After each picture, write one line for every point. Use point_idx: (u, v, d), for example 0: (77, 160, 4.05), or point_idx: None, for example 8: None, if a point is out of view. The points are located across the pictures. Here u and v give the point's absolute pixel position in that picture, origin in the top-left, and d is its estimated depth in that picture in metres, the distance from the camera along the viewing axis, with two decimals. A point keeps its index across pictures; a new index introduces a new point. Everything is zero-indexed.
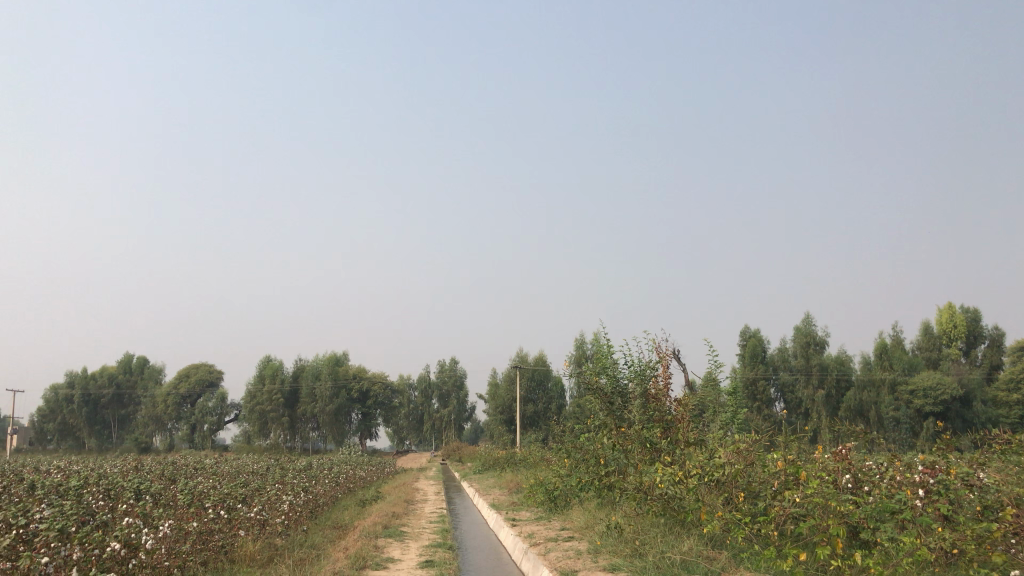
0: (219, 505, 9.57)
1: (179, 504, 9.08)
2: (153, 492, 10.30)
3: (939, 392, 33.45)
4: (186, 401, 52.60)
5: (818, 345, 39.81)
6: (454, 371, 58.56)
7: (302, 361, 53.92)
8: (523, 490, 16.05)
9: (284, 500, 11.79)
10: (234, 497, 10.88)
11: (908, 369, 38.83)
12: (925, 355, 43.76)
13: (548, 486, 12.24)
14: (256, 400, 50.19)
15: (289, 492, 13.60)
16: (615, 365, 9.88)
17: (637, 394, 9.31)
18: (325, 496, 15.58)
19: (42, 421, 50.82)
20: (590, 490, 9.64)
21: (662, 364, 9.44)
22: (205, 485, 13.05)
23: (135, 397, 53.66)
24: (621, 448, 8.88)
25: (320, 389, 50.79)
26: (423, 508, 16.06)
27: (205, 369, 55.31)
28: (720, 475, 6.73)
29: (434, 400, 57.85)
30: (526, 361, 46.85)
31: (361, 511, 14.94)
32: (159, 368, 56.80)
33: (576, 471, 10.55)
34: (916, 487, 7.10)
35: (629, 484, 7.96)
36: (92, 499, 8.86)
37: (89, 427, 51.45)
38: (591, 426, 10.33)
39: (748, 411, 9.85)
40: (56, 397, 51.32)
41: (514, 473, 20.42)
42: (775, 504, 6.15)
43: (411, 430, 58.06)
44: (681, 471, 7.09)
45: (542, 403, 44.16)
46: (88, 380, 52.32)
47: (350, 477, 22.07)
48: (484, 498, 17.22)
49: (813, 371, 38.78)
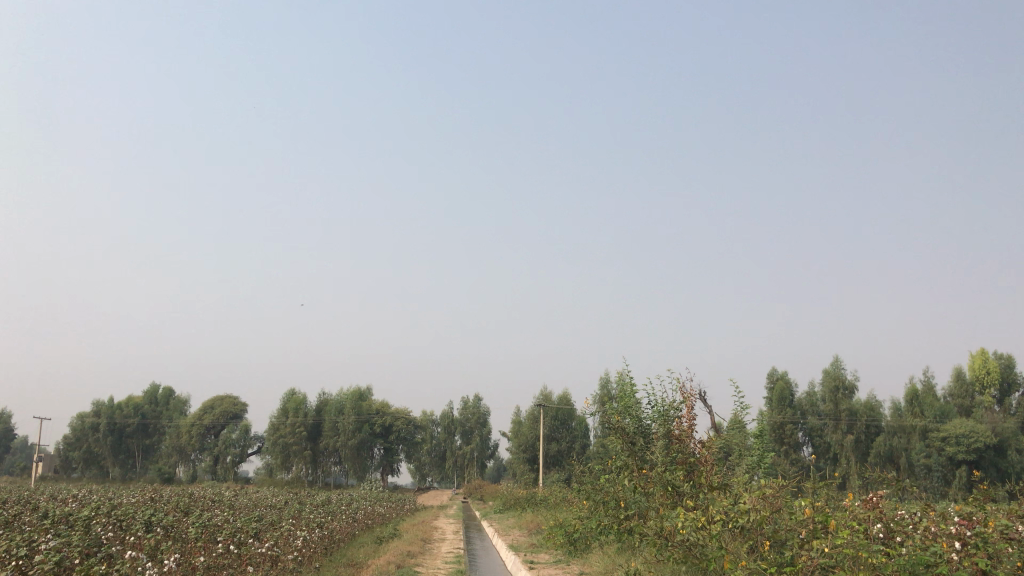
0: (230, 538, 9.40)
1: (189, 537, 8.94)
2: (166, 524, 10.16)
3: (972, 440, 32.58)
4: (210, 432, 52.68)
5: (847, 390, 39.12)
6: (478, 408, 58.20)
7: (326, 395, 53.89)
8: (543, 531, 15.74)
9: (298, 535, 11.60)
10: (247, 531, 10.72)
11: (939, 416, 37.99)
12: (957, 402, 42.84)
13: (567, 529, 11.95)
14: (278, 433, 50.14)
15: (304, 527, 13.41)
16: (638, 405, 9.65)
17: (660, 435, 9.05)
18: (341, 531, 15.35)
19: (67, 450, 51.12)
20: (609, 534, 9.35)
21: (687, 405, 9.18)
22: (222, 517, 12.92)
23: (159, 427, 53.75)
24: (642, 491, 8.60)
25: (342, 423, 50.66)
26: (440, 548, 15.80)
27: (230, 400, 54.88)
28: (745, 522, 6.46)
29: (456, 437, 57.49)
30: (550, 399, 46.41)
31: (379, 548, 14.69)
32: (185, 399, 57.07)
33: (596, 513, 10.27)
34: (951, 538, 6.76)
35: (650, 528, 7.68)
36: (101, 530, 8.74)
37: (113, 457, 51.63)
38: (612, 467, 10.06)
39: (775, 456, 9.55)
40: (82, 425, 51.59)
41: (535, 513, 20.09)
42: (802, 554, 5.89)
43: (433, 466, 57.67)
44: (704, 516, 6.82)
45: (566, 442, 43.68)
46: (114, 409, 52.66)
47: (368, 513, 21.84)
48: (503, 539, 16.92)
49: (841, 417, 38.02)
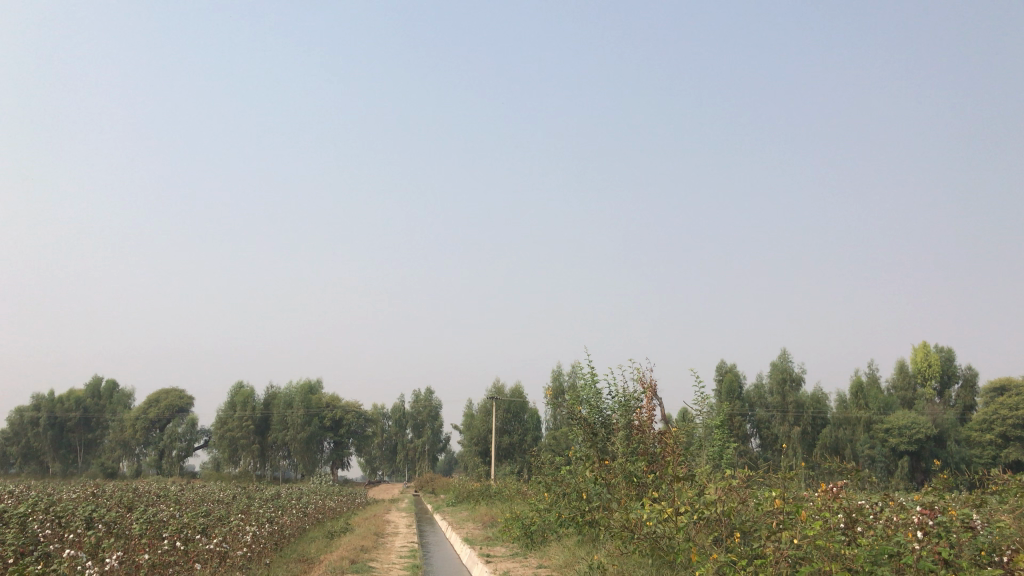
0: (176, 535, 9.01)
1: (132, 533, 8.54)
2: (108, 521, 9.74)
3: (914, 431, 33.21)
4: (155, 427, 51.41)
5: (794, 382, 39.71)
6: (429, 401, 57.88)
7: (275, 388, 53.04)
8: (497, 524, 15.61)
9: (247, 531, 11.22)
10: (194, 526, 10.32)
11: (883, 408, 38.76)
12: (900, 394, 43.81)
13: (524, 521, 11.79)
14: (226, 427, 49.18)
15: (252, 522, 13.00)
16: (598, 396, 9.52)
17: (621, 426, 8.95)
18: (290, 526, 14.97)
19: (4, 445, 49.44)
20: (570, 526, 9.21)
21: (647, 395, 9.10)
22: (166, 513, 12.48)
23: (102, 420, 52.33)
24: (603, 482, 8.45)
25: (292, 417, 49.89)
26: (393, 542, 15.55)
27: (176, 394, 53.56)
28: (711, 513, 6.33)
29: (408, 430, 57.09)
30: (502, 392, 46.26)
31: (330, 544, 14.36)
32: (129, 393, 55.64)
33: (555, 505, 10.11)
34: (914, 528, 6.71)
35: (614, 521, 7.51)
36: (38, 527, 8.28)
37: (54, 452, 50.08)
38: (571, 458, 9.93)
39: (735, 446, 9.51)
40: (21, 420, 49.96)
41: (488, 506, 19.94)
42: (769, 546, 5.78)
43: (384, 460, 57.20)
44: (669, 506, 6.67)
45: (518, 435, 43.58)
46: (54, 403, 51.10)
47: (318, 508, 21.41)
48: (457, 532, 16.76)
49: (788, 409, 38.58)
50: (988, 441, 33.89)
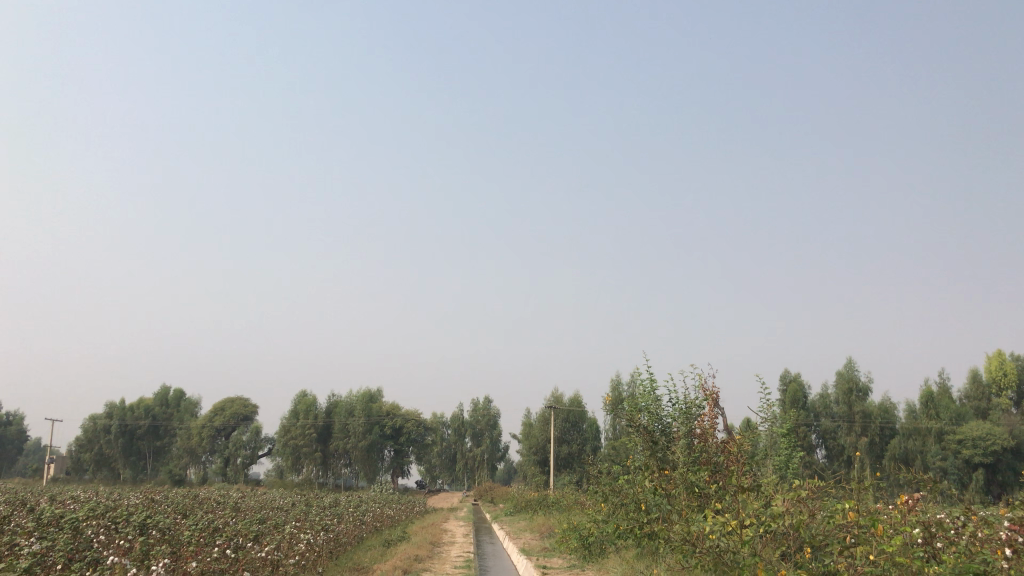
0: (228, 543, 8.93)
1: (183, 541, 8.47)
2: (163, 527, 9.69)
3: (989, 443, 31.89)
4: (220, 434, 52.24)
5: (862, 392, 38.46)
6: (488, 410, 57.89)
7: (336, 396, 53.58)
8: (555, 535, 15.26)
9: (301, 538, 11.10)
10: (247, 533, 10.23)
11: (955, 419, 37.30)
12: (973, 404, 42.12)
13: (581, 532, 11.45)
14: (289, 435, 49.82)
15: (309, 530, 12.91)
16: (657, 403, 9.11)
17: (681, 434, 8.57)
18: (348, 534, 14.90)
19: (78, 451, 50.88)
20: (628, 538, 8.86)
21: (710, 402, 8.71)
22: (224, 519, 12.46)
23: (170, 429, 53.19)
24: (663, 493, 8.11)
25: (353, 425, 50.26)
26: (449, 552, 15.35)
27: (241, 402, 54.46)
28: (780, 526, 5.91)
29: (467, 439, 57.13)
30: (561, 401, 45.89)
31: (386, 552, 14.22)
32: (195, 401, 56.76)
33: (613, 516, 9.76)
34: (1002, 545, 6.16)
35: (674, 534, 7.12)
36: (91, 533, 8.22)
37: (124, 458, 51.28)
38: (630, 468, 9.55)
39: (803, 455, 9.06)
40: (93, 427, 51.35)
41: (547, 516, 19.61)
42: (842, 563, 5.38)
43: (444, 468, 57.18)
44: (734, 517, 6.26)
45: (577, 444, 43.10)
46: (126, 411, 52.42)
47: (377, 516, 21.34)
48: (514, 543, 16.48)
49: (855, 419, 37.41)
50: None
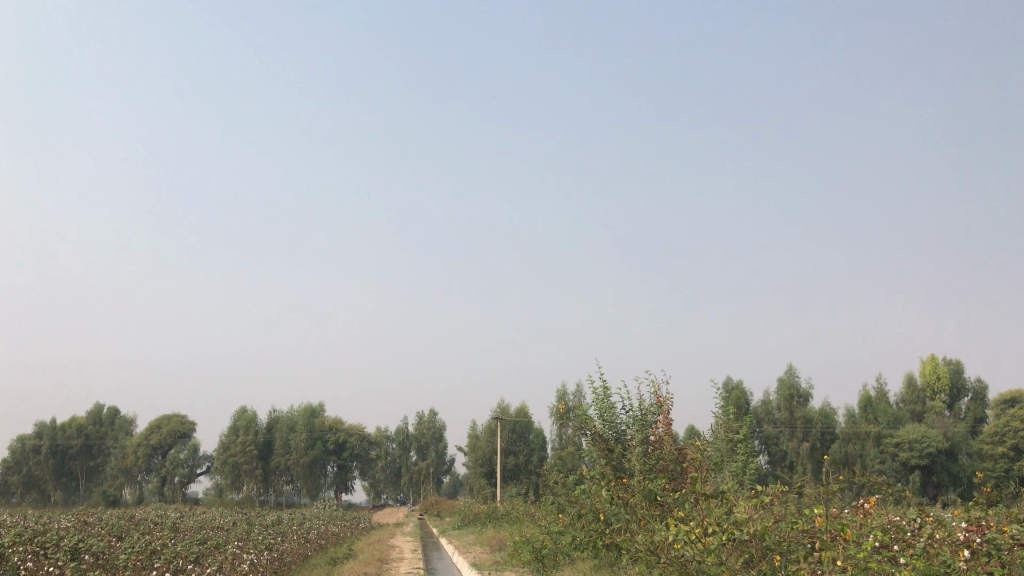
0: (167, 565, 8.47)
1: (117, 565, 7.99)
2: (96, 552, 9.15)
3: (925, 446, 32.68)
4: (156, 453, 50.69)
5: (802, 398, 39.02)
6: (433, 423, 57.33)
7: (278, 411, 52.41)
8: (506, 548, 15.00)
9: (244, 558, 10.63)
10: (187, 555, 9.74)
11: (892, 423, 38.11)
12: (908, 408, 43.12)
13: (534, 544, 11.23)
14: (228, 452, 48.52)
15: (252, 550, 12.43)
16: (612, 410, 8.95)
17: (638, 443, 8.42)
18: (291, 553, 14.37)
19: (6, 474, 48.84)
20: (585, 549, 8.67)
21: (665, 408, 8.59)
22: (161, 542, 11.88)
23: (103, 448, 52.04)
24: (620, 502, 7.96)
25: (295, 440, 49.25)
26: (398, 568, 14.96)
27: (178, 420, 52.79)
28: (743, 533, 5.78)
29: (412, 452, 56.53)
30: (507, 412, 45.63)
31: (333, 571, 13.74)
32: (130, 420, 55.02)
33: (568, 527, 9.56)
34: (960, 547, 6.10)
35: (633, 547, 6.95)
36: (18, 560, 7.70)
37: (55, 480, 49.28)
38: (585, 477, 9.36)
39: (755, 460, 9.00)
40: (22, 448, 49.33)
41: (496, 529, 19.39)
42: (806, 569, 5.28)
43: (388, 483, 56.44)
44: (698, 525, 6.11)
45: (524, 456, 42.89)
46: (57, 431, 50.53)
47: (320, 533, 20.77)
48: (464, 557, 16.16)
49: (796, 424, 37.91)
50: (1001, 453, 33.21)
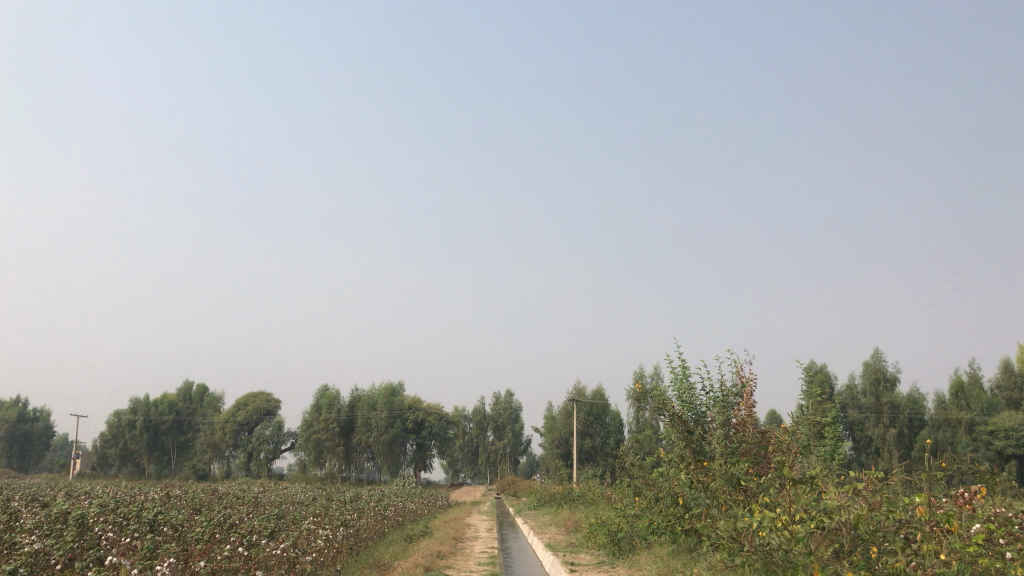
0: (241, 540, 8.50)
1: (193, 538, 8.04)
2: (174, 524, 9.28)
3: (1022, 434, 31.14)
4: (243, 429, 52.13)
5: (889, 382, 37.53)
6: (509, 404, 57.41)
7: (359, 390, 53.35)
8: (581, 530, 14.77)
9: (319, 535, 10.66)
10: (262, 530, 9.79)
11: (986, 409, 36.38)
12: (1005, 394, 41.09)
13: (609, 527, 10.96)
14: (311, 429, 49.64)
15: (327, 525, 12.48)
16: (691, 391, 8.54)
17: (720, 426, 8.01)
18: (367, 529, 14.49)
19: (104, 447, 51.03)
20: (663, 534, 8.34)
21: (748, 391, 8.17)
22: (240, 515, 12.07)
23: (194, 424, 53.42)
24: (700, 486, 7.63)
25: (375, 419, 49.98)
26: (473, 547, 14.88)
27: (263, 397, 54.30)
28: (834, 521, 5.37)
29: (489, 432, 56.79)
30: (584, 394, 45.31)
31: (408, 548, 13.78)
32: (218, 396, 56.67)
33: (646, 510, 9.25)
34: None
35: (713, 533, 6.59)
36: (98, 531, 7.82)
37: (149, 454, 51.36)
38: (662, 460, 9.00)
39: (843, 446, 8.46)
40: (118, 422, 51.42)
41: (572, 510, 19.21)
42: (904, 562, 4.87)
43: (466, 462, 56.86)
44: (785, 511, 5.71)
45: (600, 437, 42.61)
46: (150, 406, 52.43)
47: (398, 510, 20.96)
48: (539, 537, 15.98)
49: (883, 410, 36.42)
50: None
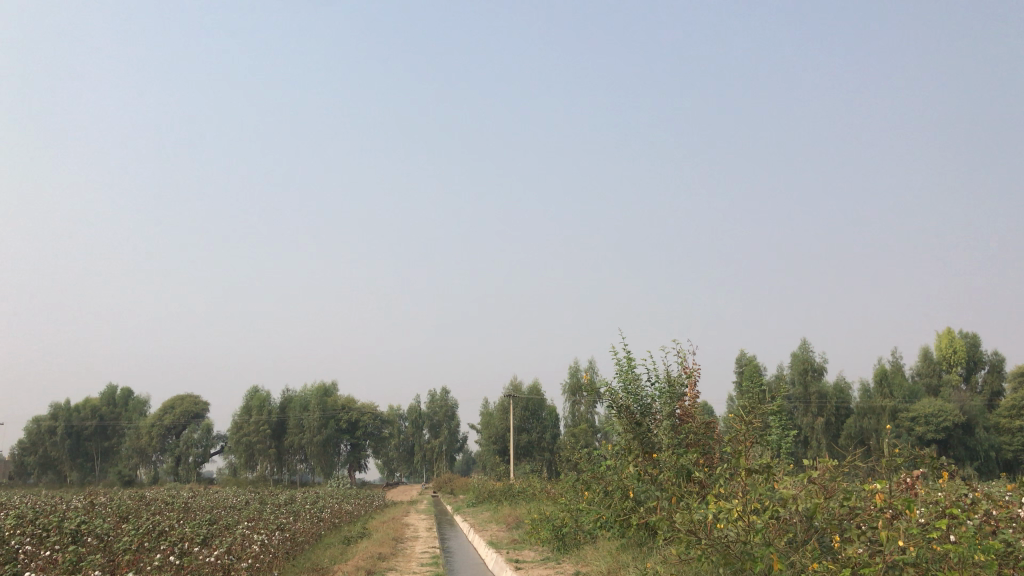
0: (171, 548, 8.06)
1: (119, 548, 7.57)
2: (99, 534, 8.78)
3: (942, 420, 32.28)
4: (171, 433, 50.60)
5: (817, 372, 38.39)
6: (445, 401, 57.09)
7: (290, 390, 52.31)
8: (523, 526, 14.64)
9: (254, 540, 10.25)
10: (194, 537, 9.36)
11: (908, 396, 37.52)
12: (925, 381, 42.49)
13: (554, 522, 10.80)
14: (242, 431, 48.49)
15: (262, 530, 12.05)
16: (637, 382, 8.36)
17: (667, 419, 7.90)
18: (304, 532, 14.07)
19: (22, 455, 48.94)
20: (611, 527, 8.22)
21: (693, 382, 8.06)
22: (169, 522, 11.54)
23: (119, 428, 51.69)
24: (649, 479, 7.55)
25: (308, 419, 49.06)
26: (413, 547, 14.59)
27: (191, 400, 52.81)
28: (787, 511, 5.31)
29: (424, 430, 56.35)
30: (520, 390, 45.27)
31: (347, 551, 13.40)
32: (144, 400, 54.84)
33: (591, 503, 9.12)
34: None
35: (667, 524, 6.48)
36: (15, 544, 7.30)
37: (71, 461, 49.46)
38: (608, 453, 8.84)
39: (787, 434, 8.43)
40: (38, 429, 49.36)
41: (512, 506, 19.06)
42: (861, 550, 4.82)
43: (401, 461, 56.34)
44: (739, 501, 5.62)
45: (537, 433, 42.60)
46: (72, 412, 50.47)
47: (335, 511, 20.52)
48: (480, 535, 15.78)
49: (811, 399, 37.18)
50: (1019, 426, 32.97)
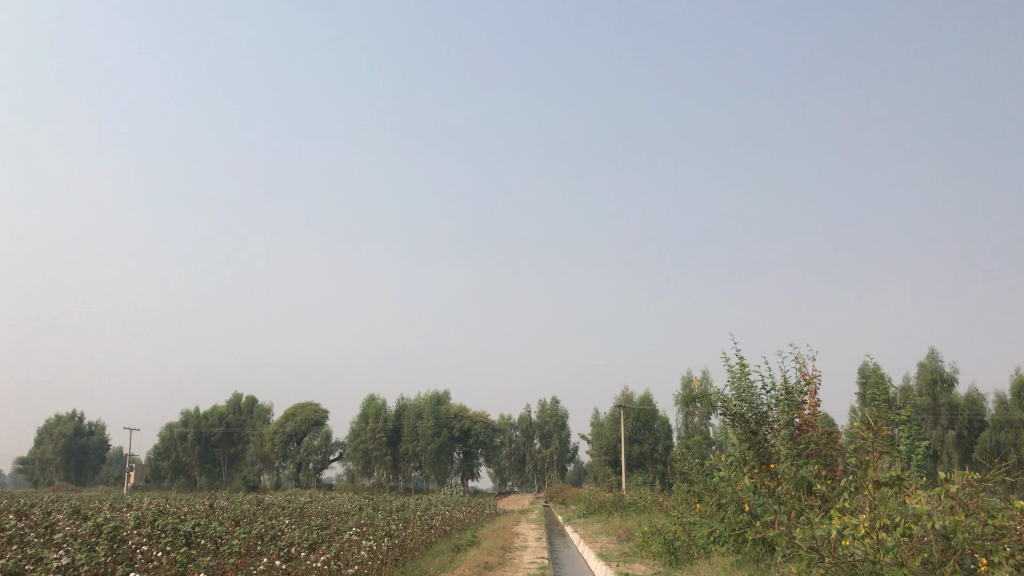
0: (278, 553, 8.11)
1: (228, 552, 7.66)
2: (212, 537, 8.97)
3: None
4: (292, 440, 52.28)
5: (947, 382, 36.08)
6: (556, 411, 56.83)
7: (405, 399, 53.27)
8: (635, 539, 14.21)
9: (362, 546, 10.24)
10: (302, 542, 9.43)
11: None
12: None
13: (666, 535, 10.37)
14: (359, 439, 49.75)
15: (371, 536, 12.10)
16: (751, 390, 7.88)
17: (784, 431, 7.41)
18: (413, 540, 14.06)
19: (157, 459, 51.63)
20: (726, 542, 7.80)
21: (813, 390, 7.55)
22: (281, 525, 11.76)
23: (244, 435, 53.78)
24: (766, 492, 7.12)
25: (421, 428, 49.78)
26: (522, 558, 14.36)
27: (311, 408, 54.48)
28: (921, 527, 4.81)
29: (535, 440, 56.31)
30: (631, 400, 44.57)
31: (455, 559, 13.31)
32: (267, 408, 56.88)
33: (704, 517, 8.68)
34: None
35: (787, 540, 6.03)
36: (132, 544, 7.50)
37: (201, 466, 51.78)
38: (721, 464, 8.40)
39: (919, 446, 7.76)
40: (170, 435, 51.98)
41: (624, 517, 18.62)
42: None
43: (513, 470, 56.37)
44: (866, 516, 5.14)
45: (649, 444, 41.85)
46: (201, 419, 52.85)
47: (446, 520, 20.63)
48: (590, 547, 15.47)
49: (940, 411, 35.19)
50: None
